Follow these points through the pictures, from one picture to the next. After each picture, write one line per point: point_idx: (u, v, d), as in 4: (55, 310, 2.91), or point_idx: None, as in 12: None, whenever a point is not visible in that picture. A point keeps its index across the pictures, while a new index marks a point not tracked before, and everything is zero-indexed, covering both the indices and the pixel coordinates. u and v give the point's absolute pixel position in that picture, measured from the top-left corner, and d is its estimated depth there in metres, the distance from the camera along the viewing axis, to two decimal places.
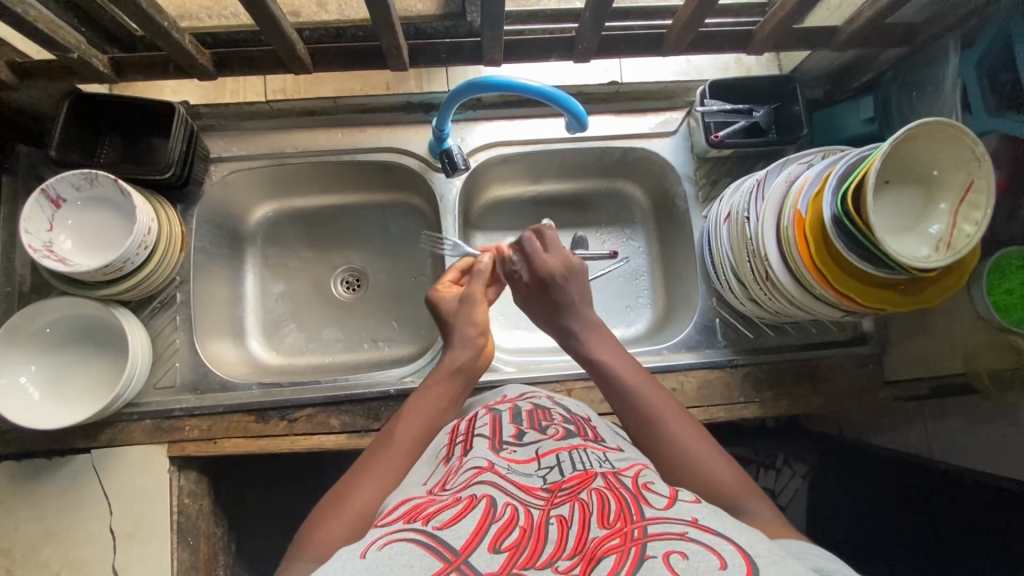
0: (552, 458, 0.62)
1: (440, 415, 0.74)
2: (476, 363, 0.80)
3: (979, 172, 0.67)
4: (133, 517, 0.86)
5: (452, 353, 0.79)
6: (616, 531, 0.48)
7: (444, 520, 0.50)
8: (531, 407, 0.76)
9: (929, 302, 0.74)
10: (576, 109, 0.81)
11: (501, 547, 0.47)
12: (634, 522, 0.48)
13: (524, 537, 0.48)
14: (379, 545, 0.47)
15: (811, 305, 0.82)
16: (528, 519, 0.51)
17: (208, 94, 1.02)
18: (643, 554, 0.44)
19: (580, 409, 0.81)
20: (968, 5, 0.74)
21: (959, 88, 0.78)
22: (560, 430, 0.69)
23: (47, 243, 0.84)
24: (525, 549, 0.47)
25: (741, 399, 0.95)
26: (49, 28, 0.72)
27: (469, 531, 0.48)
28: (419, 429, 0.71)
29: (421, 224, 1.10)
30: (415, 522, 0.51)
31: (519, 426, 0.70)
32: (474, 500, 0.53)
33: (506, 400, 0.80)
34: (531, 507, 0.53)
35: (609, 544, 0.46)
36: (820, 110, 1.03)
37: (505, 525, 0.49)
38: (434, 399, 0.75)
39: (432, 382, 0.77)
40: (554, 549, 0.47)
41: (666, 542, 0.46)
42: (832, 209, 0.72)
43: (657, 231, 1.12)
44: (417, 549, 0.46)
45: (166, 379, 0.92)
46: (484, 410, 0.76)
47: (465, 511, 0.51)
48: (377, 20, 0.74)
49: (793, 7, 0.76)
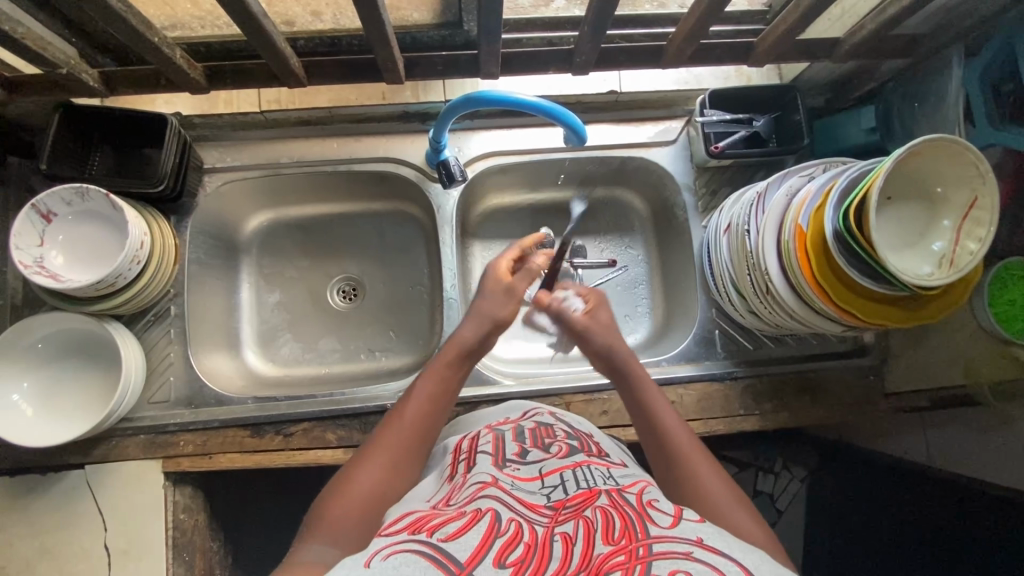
0: (556, 476, 0.61)
1: (445, 394, 0.72)
2: (486, 344, 0.77)
3: (983, 189, 0.66)
4: (127, 533, 0.85)
5: (461, 331, 0.76)
6: (620, 548, 0.47)
7: (449, 533, 0.50)
8: (535, 424, 0.76)
9: (934, 318, 0.73)
10: (574, 122, 0.80)
11: (506, 562, 0.46)
12: (639, 540, 0.48)
13: (529, 554, 0.48)
14: (384, 555, 0.46)
15: (813, 320, 0.81)
16: (532, 535, 0.50)
17: (200, 103, 0.98)
18: (649, 572, 0.44)
19: (585, 427, 0.80)
20: (973, 17, 0.73)
21: (962, 99, 0.77)
22: (564, 448, 0.69)
23: (38, 258, 0.83)
24: (532, 563, 0.46)
25: (741, 412, 0.94)
26: (37, 46, 0.71)
27: (475, 544, 0.48)
28: (424, 409, 0.69)
29: (417, 233, 1.09)
30: (421, 533, 0.50)
31: (522, 445, 0.69)
32: (480, 513, 0.52)
33: (508, 418, 0.79)
34: (536, 523, 0.52)
35: (614, 561, 0.46)
36: (820, 119, 1.02)
37: (510, 540, 0.49)
38: (441, 378, 0.72)
39: (437, 361, 0.73)
40: (559, 565, 0.46)
41: (671, 561, 0.45)
42: (834, 224, 0.71)
43: (656, 239, 1.12)
44: (421, 561, 0.45)
45: (160, 394, 0.92)
46: (487, 430, 0.75)
47: (470, 525, 0.51)
48: (372, 35, 0.73)
49: (795, 21, 0.75)
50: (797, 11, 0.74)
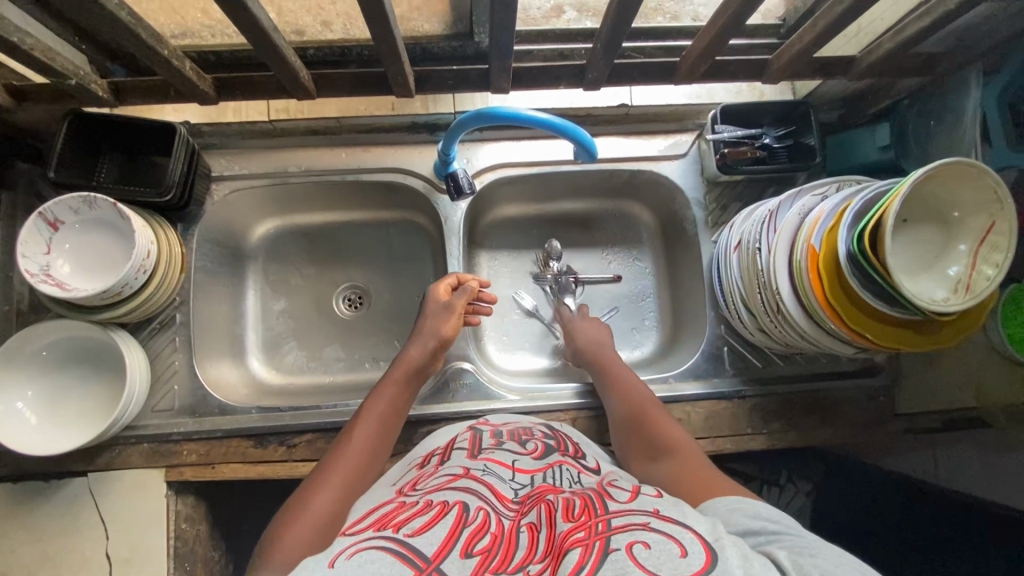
0: (528, 475, 0.61)
1: (396, 412, 0.78)
2: (432, 363, 0.84)
3: (1001, 214, 0.65)
4: (130, 543, 0.85)
5: (409, 352, 0.83)
6: (580, 524, 0.49)
7: (415, 528, 0.50)
8: (512, 425, 0.75)
9: (948, 342, 0.72)
10: (585, 139, 0.78)
11: (473, 551, 0.47)
12: (598, 516, 0.50)
13: (496, 543, 0.48)
14: (348, 554, 0.47)
15: (823, 340, 0.80)
16: (498, 526, 0.51)
17: (210, 111, 0.99)
18: (607, 547, 0.45)
19: (561, 428, 0.79)
20: (993, 38, 0.72)
21: (979, 117, 0.76)
22: (540, 445, 0.69)
23: (43, 266, 0.82)
24: (498, 553, 0.47)
25: (747, 431, 0.93)
26: (47, 57, 0.70)
27: (442, 538, 0.48)
28: (376, 427, 0.74)
29: (424, 243, 1.09)
30: (386, 530, 0.50)
31: (499, 438, 0.70)
32: (446, 507, 0.52)
33: (488, 421, 0.78)
34: (503, 516, 0.53)
35: (574, 537, 0.47)
36: (833, 135, 1.01)
37: (477, 530, 0.49)
38: (390, 397, 0.78)
39: (388, 380, 0.80)
40: (525, 554, 0.47)
41: (628, 534, 0.47)
42: (848, 246, 0.70)
43: (665, 253, 1.11)
44: (387, 557, 0.46)
45: (164, 402, 0.91)
46: (465, 429, 0.75)
47: (437, 519, 0.51)
48: (384, 49, 0.72)
49: (812, 39, 0.74)
50: (814, 30, 0.73)
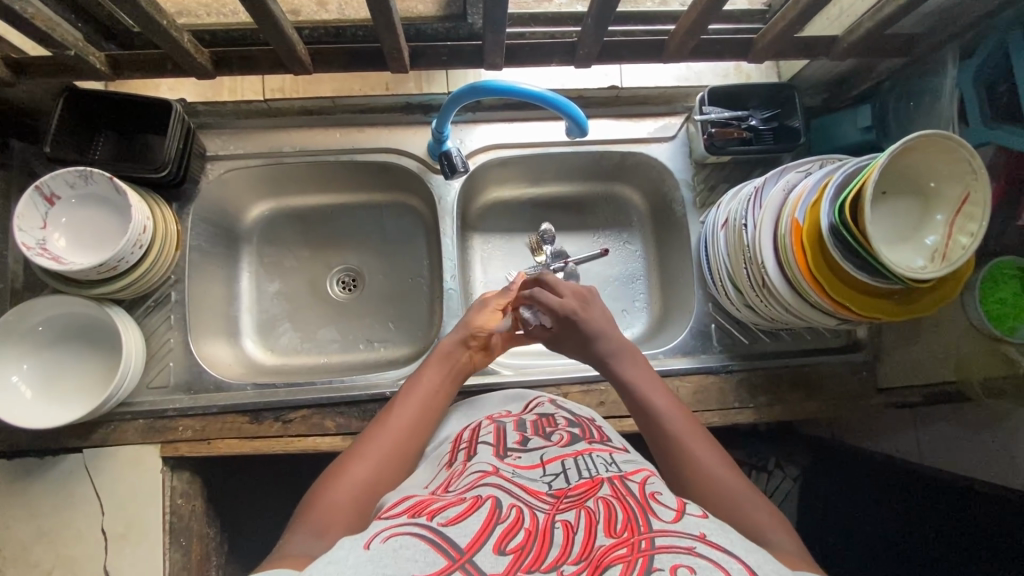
0: (558, 464, 0.60)
1: (438, 396, 0.76)
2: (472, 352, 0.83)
3: (974, 184, 0.68)
4: (125, 518, 0.86)
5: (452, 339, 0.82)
6: (622, 541, 0.46)
7: (449, 517, 0.49)
8: (536, 415, 0.74)
9: (925, 312, 0.74)
10: (576, 114, 0.80)
11: (506, 549, 0.45)
12: (641, 533, 0.46)
13: (530, 540, 0.47)
14: (383, 537, 0.46)
15: (805, 312, 0.82)
16: (533, 521, 0.49)
17: (206, 91, 0.98)
18: (650, 566, 0.43)
19: (584, 411, 0.79)
20: (968, 17, 0.75)
21: (957, 98, 0.79)
22: (565, 436, 0.67)
23: (40, 241, 0.83)
24: (532, 550, 0.45)
25: (735, 405, 0.96)
26: (47, 26, 0.71)
27: (475, 530, 0.47)
28: (417, 409, 0.73)
29: (417, 224, 1.10)
30: (420, 517, 0.49)
31: (523, 434, 0.67)
32: (479, 500, 0.51)
33: (510, 412, 0.76)
34: (537, 509, 0.51)
35: (615, 553, 0.44)
36: (817, 118, 1.04)
37: (511, 527, 0.48)
38: (434, 380, 0.76)
39: (431, 364, 0.78)
40: (559, 552, 0.45)
41: (672, 555, 0.44)
42: (830, 218, 0.72)
43: (655, 235, 1.13)
44: (421, 544, 0.44)
45: (159, 379, 0.92)
46: (488, 421, 0.73)
47: (471, 510, 0.49)
48: (380, 23, 0.74)
49: (795, 17, 0.76)
50: (796, 8, 0.75)
